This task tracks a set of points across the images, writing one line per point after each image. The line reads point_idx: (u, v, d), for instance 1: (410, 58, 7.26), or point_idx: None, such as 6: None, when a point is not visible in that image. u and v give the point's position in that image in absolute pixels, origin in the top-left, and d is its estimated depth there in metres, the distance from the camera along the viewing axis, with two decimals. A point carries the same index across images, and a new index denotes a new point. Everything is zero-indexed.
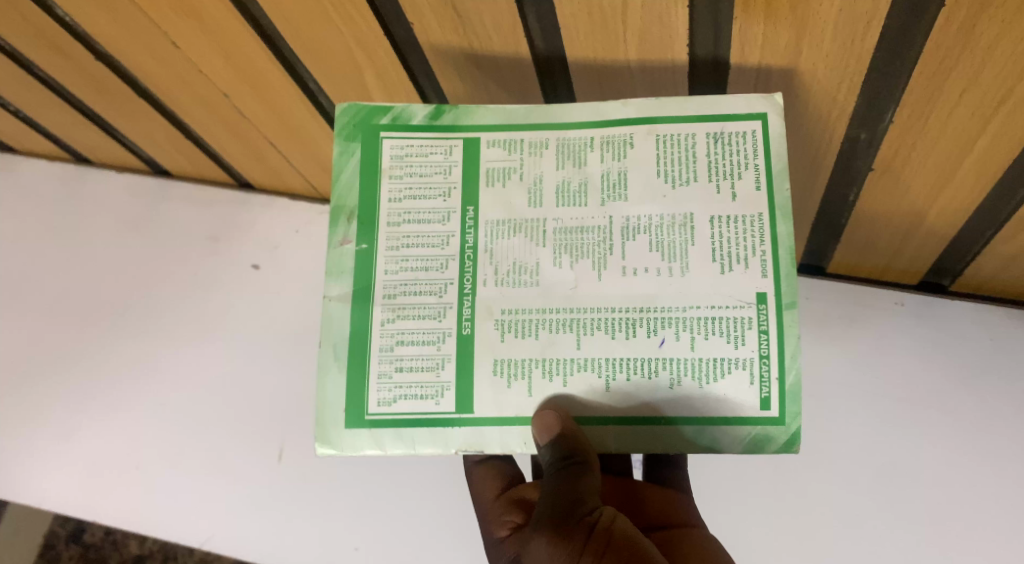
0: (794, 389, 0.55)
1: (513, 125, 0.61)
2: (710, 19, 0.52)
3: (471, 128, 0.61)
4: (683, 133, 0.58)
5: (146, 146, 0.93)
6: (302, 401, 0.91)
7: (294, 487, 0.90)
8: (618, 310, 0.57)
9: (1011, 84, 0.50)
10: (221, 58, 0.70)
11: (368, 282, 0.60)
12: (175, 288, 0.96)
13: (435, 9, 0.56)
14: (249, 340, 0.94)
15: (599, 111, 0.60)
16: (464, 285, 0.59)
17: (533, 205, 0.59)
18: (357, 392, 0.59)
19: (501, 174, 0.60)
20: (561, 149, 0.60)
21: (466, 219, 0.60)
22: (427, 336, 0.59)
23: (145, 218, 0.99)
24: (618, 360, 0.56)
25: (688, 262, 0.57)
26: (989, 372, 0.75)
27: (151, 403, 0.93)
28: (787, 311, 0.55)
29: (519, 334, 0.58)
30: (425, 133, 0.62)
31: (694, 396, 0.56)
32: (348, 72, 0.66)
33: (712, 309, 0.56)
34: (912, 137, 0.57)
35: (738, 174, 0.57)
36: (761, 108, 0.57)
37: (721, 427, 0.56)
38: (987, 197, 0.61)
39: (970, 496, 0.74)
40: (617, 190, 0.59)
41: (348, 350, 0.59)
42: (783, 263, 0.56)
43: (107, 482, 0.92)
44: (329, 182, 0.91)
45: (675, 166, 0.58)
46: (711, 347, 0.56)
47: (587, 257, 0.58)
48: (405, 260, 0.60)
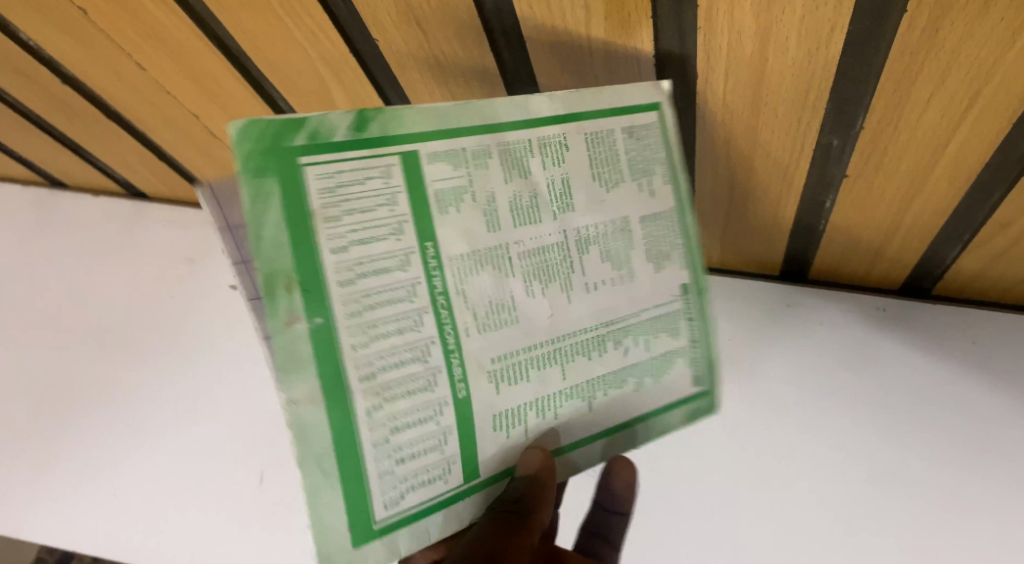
0: (714, 359, 0.63)
1: (448, 131, 0.53)
2: (675, 27, 0.52)
3: (405, 140, 0.52)
4: (604, 130, 0.57)
5: (122, 170, 0.93)
6: (279, 423, 0.89)
7: (275, 509, 0.87)
8: (588, 331, 0.57)
9: (976, 87, 0.49)
10: (187, 78, 0.69)
11: (336, 367, 0.50)
12: (153, 310, 0.95)
13: (399, 25, 0.56)
14: (227, 362, 0.92)
15: (527, 109, 0.55)
16: (448, 342, 0.53)
17: (493, 231, 0.54)
18: (359, 503, 0.52)
19: (452, 196, 0.53)
20: (505, 159, 0.55)
21: (429, 259, 0.53)
22: (422, 414, 0.53)
23: (122, 240, 0.99)
24: (596, 379, 0.58)
25: (632, 268, 0.59)
26: (975, 375, 0.74)
27: (128, 427, 0.92)
28: (702, 296, 0.62)
29: (513, 381, 0.55)
30: (354, 154, 0.51)
31: (648, 390, 0.60)
32: (315, 88, 0.66)
33: (655, 308, 0.60)
34: (881, 140, 0.56)
35: (652, 170, 0.59)
36: (656, 98, 0.57)
37: (670, 411, 0.62)
38: (961, 200, 0.60)
39: (970, 507, 0.71)
40: (564, 200, 0.57)
41: (336, 460, 0.51)
42: (696, 253, 0.61)
43: (85, 508, 0.90)
44: None
45: (605, 167, 0.58)
46: (659, 343, 0.60)
47: (555, 280, 0.56)
48: (374, 326, 0.51)
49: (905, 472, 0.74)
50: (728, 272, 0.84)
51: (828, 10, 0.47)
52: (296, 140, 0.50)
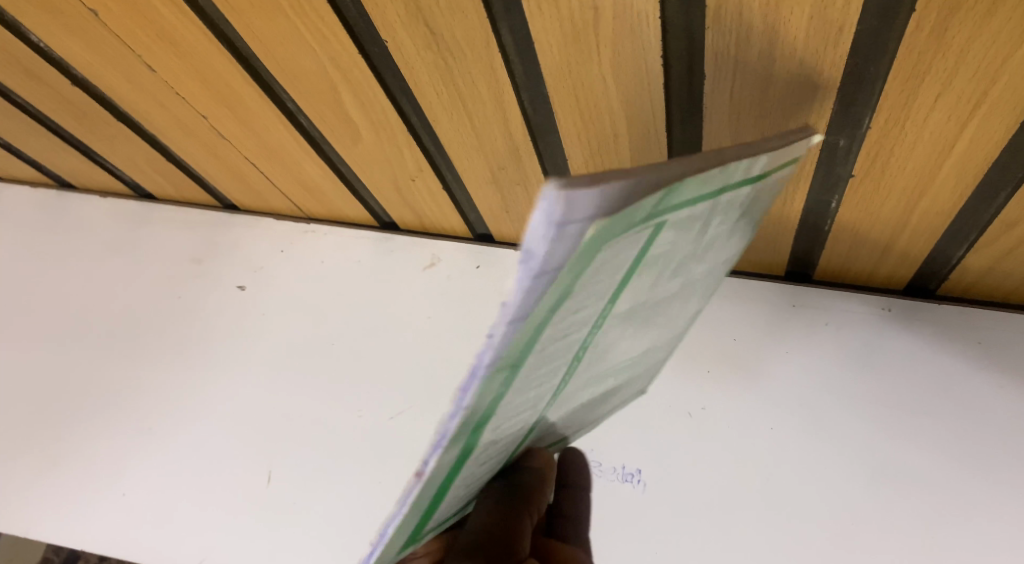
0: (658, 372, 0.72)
1: (705, 194, 0.39)
2: (684, 31, 0.53)
3: (678, 211, 0.37)
4: (776, 170, 0.50)
5: (131, 172, 0.94)
6: (284, 423, 0.89)
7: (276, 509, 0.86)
8: (634, 353, 0.55)
9: (983, 87, 0.50)
10: (197, 81, 0.69)
11: (481, 433, 0.42)
12: (161, 310, 0.96)
13: (409, 29, 0.56)
14: (233, 362, 0.92)
15: (748, 163, 0.42)
16: (560, 389, 0.47)
17: (651, 289, 0.45)
18: (423, 519, 0.49)
19: (656, 262, 0.41)
20: (707, 216, 0.43)
21: (601, 324, 0.43)
22: (504, 444, 0.49)
23: (131, 241, 0.99)
24: (603, 393, 0.58)
25: (692, 297, 0.56)
26: (981, 375, 0.74)
27: (136, 426, 0.92)
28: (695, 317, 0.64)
29: (565, 405, 0.52)
30: (636, 228, 0.35)
31: (620, 391, 0.64)
32: (325, 91, 0.66)
33: (682, 317, 0.58)
34: (889, 141, 0.56)
35: (759, 199, 0.53)
36: (801, 148, 0.52)
37: (632, 391, 0.66)
38: (969, 200, 0.60)
39: (980, 505, 0.71)
40: (704, 248, 0.48)
41: (415, 509, 0.45)
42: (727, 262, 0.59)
43: (92, 507, 0.91)
44: (308, 197, 0.89)
45: (744, 207, 0.49)
46: (652, 355, 0.61)
47: (649, 321, 0.51)
48: (529, 390, 0.43)
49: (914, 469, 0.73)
50: (733, 273, 0.84)
51: (836, 11, 0.47)
52: (645, 208, 0.34)
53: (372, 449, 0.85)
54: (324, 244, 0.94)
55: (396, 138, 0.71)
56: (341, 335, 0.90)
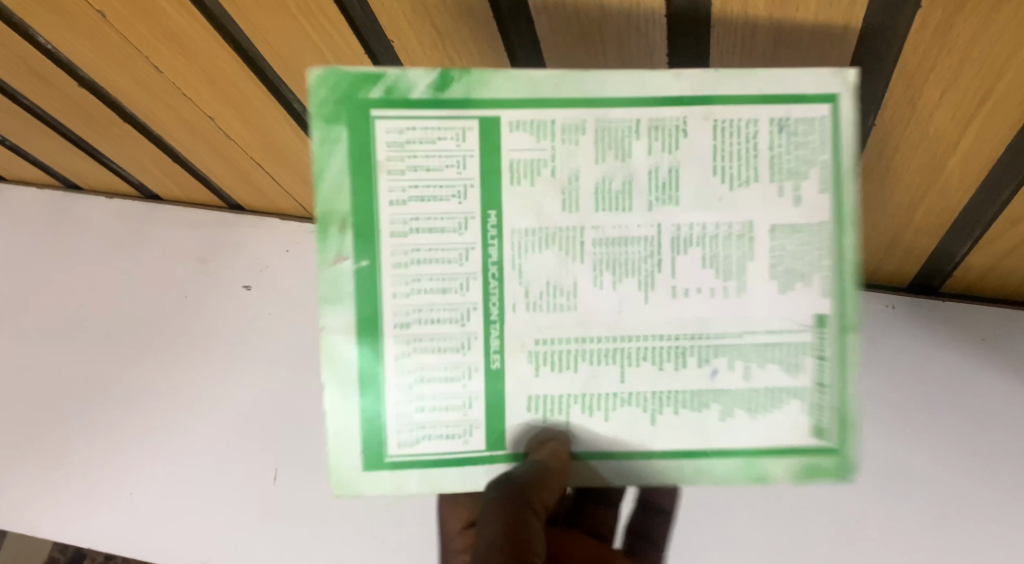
0: (850, 417, 0.54)
1: (540, 99, 0.52)
2: (689, 33, 0.53)
3: (488, 104, 0.52)
4: (744, 119, 0.52)
5: (135, 172, 0.93)
6: (292, 423, 0.90)
7: (290, 506, 0.88)
8: (667, 338, 0.53)
9: (989, 84, 0.50)
10: (203, 81, 0.70)
11: (374, 311, 0.54)
12: (167, 310, 0.96)
13: (414, 27, 0.56)
14: (239, 362, 0.93)
15: (638, 82, 0.52)
16: (490, 312, 0.54)
17: (568, 211, 0.53)
18: (373, 437, 0.55)
19: (528, 169, 0.53)
20: (600, 137, 0.52)
21: (488, 228, 0.53)
22: (450, 373, 0.54)
23: (135, 241, 0.99)
24: (663, 394, 0.54)
25: (744, 281, 0.53)
26: (979, 370, 0.76)
27: (143, 426, 0.93)
28: (847, 335, 0.53)
29: (557, 368, 0.54)
30: (431, 111, 0.52)
31: (746, 425, 0.54)
32: None
33: (769, 333, 0.53)
34: (893, 137, 0.57)
35: (804, 172, 0.52)
36: (834, 87, 0.51)
37: (768, 458, 0.54)
38: (973, 198, 0.61)
39: (959, 497, 0.76)
40: (667, 192, 0.53)
41: (357, 390, 0.55)
42: (844, 281, 0.53)
43: (102, 507, 0.92)
44: (312, 196, 0.89)
45: (732, 161, 0.52)
46: (767, 374, 0.54)
47: (633, 276, 0.53)
48: (417, 280, 0.53)
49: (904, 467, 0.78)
50: None
51: (843, 7, 0.47)
52: (373, 92, 0.52)
53: None
54: None
55: None
56: None
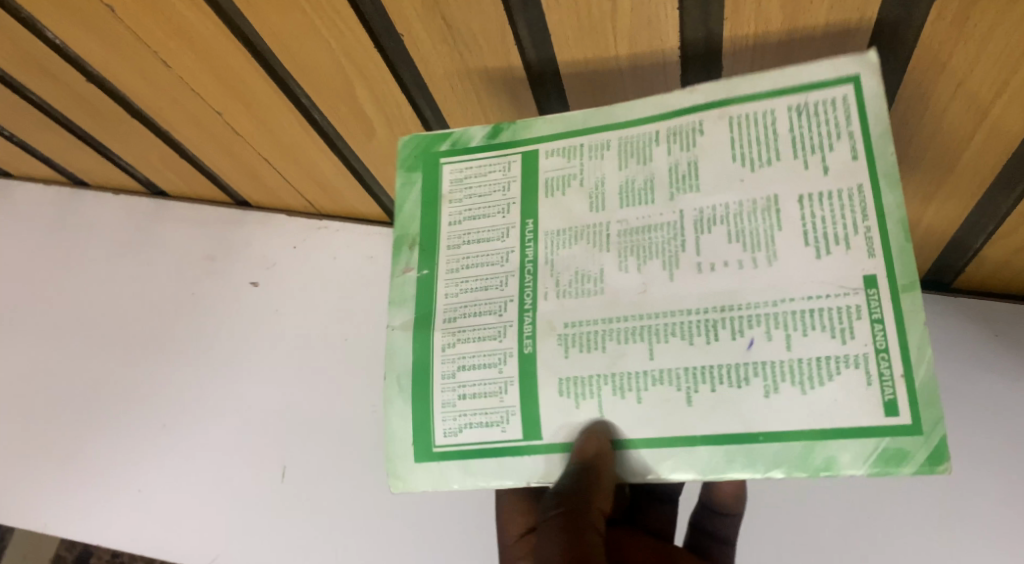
0: (927, 388, 0.46)
1: (572, 132, 0.57)
2: (701, 23, 0.52)
3: (531, 142, 0.58)
4: (761, 111, 0.52)
5: (143, 169, 0.94)
6: (299, 420, 0.89)
7: (295, 504, 0.87)
8: (696, 311, 0.50)
9: (1003, 78, 0.49)
10: (212, 77, 0.70)
11: (429, 308, 0.58)
12: (175, 307, 0.96)
13: (424, 21, 0.56)
14: (247, 359, 0.93)
15: (662, 104, 0.55)
16: (524, 302, 0.55)
17: (595, 210, 0.55)
18: (424, 424, 0.56)
19: (559, 183, 0.57)
20: (622, 150, 0.55)
21: (526, 233, 0.57)
22: (486, 358, 0.55)
23: (144, 238, 0.99)
24: (698, 370, 0.50)
25: (775, 250, 0.50)
26: (996, 367, 0.74)
27: (151, 422, 0.93)
28: (906, 296, 0.47)
29: (585, 348, 0.52)
30: (484, 153, 0.59)
31: (795, 403, 0.48)
32: (339, 85, 0.66)
33: (809, 300, 0.48)
34: (908, 132, 0.57)
35: (829, 146, 0.50)
36: (852, 70, 0.50)
37: (835, 441, 0.47)
38: (986, 193, 0.60)
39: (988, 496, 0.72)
40: (687, 180, 0.53)
41: (412, 378, 0.57)
42: (893, 238, 0.48)
43: (110, 503, 0.92)
44: (321, 193, 0.89)
45: (753, 147, 0.52)
46: (813, 344, 0.48)
47: (656, 257, 0.52)
48: (464, 281, 0.57)
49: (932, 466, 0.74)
50: None
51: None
52: (442, 146, 0.61)
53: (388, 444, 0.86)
54: (336, 239, 0.94)
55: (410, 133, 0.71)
56: (354, 330, 0.90)
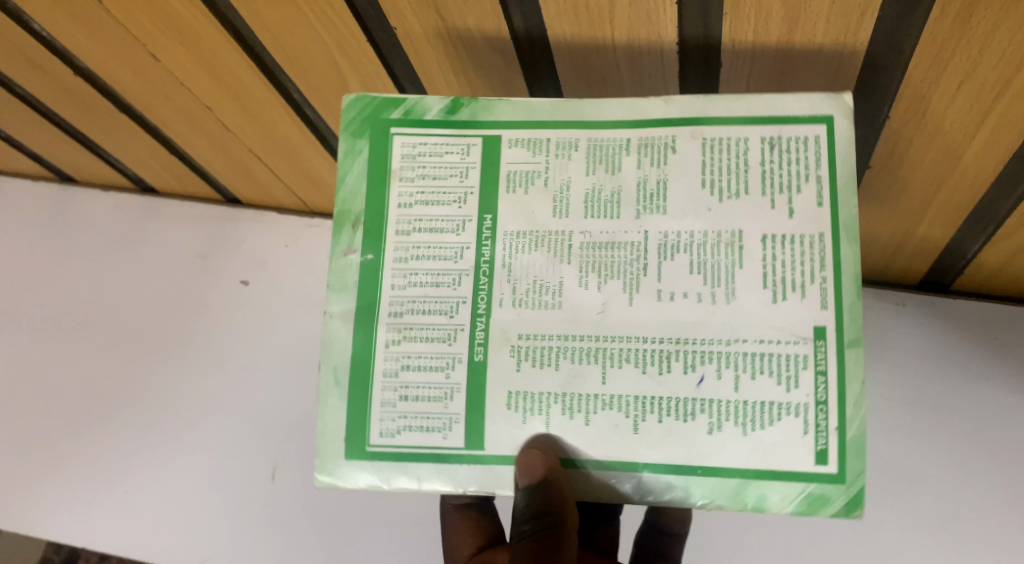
0: (857, 440, 0.50)
1: (538, 122, 0.56)
2: (700, 17, 0.50)
3: (492, 126, 0.56)
4: (734, 137, 0.53)
5: (132, 165, 0.92)
6: (291, 421, 0.88)
7: (288, 506, 0.86)
8: (652, 340, 0.52)
9: (1007, 75, 0.48)
10: (201, 69, 0.68)
11: (372, 298, 0.56)
12: (166, 306, 0.94)
13: (418, 13, 0.55)
14: (239, 359, 0.91)
15: (637, 109, 0.54)
16: (478, 306, 0.54)
17: (559, 216, 0.54)
18: (359, 421, 0.55)
19: (523, 178, 0.55)
20: (592, 151, 0.55)
21: (483, 229, 0.55)
22: (435, 361, 0.54)
23: (134, 236, 0.98)
24: (650, 400, 0.52)
25: (734, 288, 0.51)
26: (993, 371, 0.74)
27: (141, 424, 0.91)
28: (850, 350, 0.50)
29: (537, 363, 0.53)
30: (442, 131, 0.57)
31: (737, 442, 0.51)
32: (332, 80, 0.65)
33: (761, 343, 0.51)
34: (907, 132, 0.56)
35: (797, 187, 0.52)
36: (827, 110, 0.52)
37: (768, 482, 0.50)
38: (987, 193, 0.60)
39: (987, 506, 0.72)
40: (654, 201, 0.53)
41: (349, 372, 0.56)
42: (846, 293, 0.50)
43: (101, 505, 0.91)
44: (313, 191, 0.88)
45: (722, 175, 0.53)
46: (760, 388, 0.51)
47: (618, 278, 0.53)
48: (414, 274, 0.55)
49: (935, 475, 0.74)
50: None
51: None
52: (393, 114, 0.57)
53: None
54: (328, 237, 0.92)
55: None
56: None
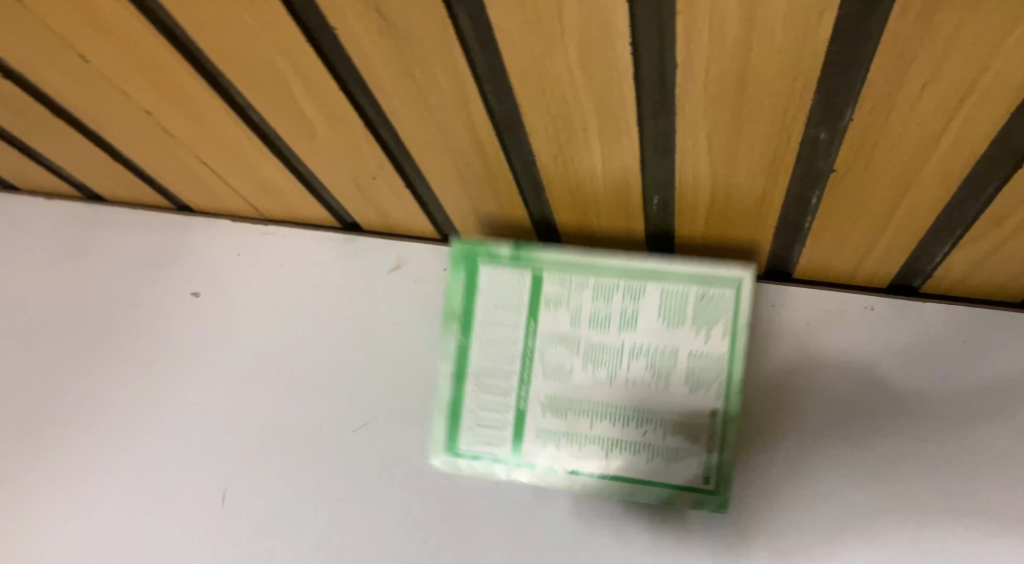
0: (727, 470, 0.73)
1: (569, 264, 0.75)
2: (654, 17, 0.48)
3: (541, 265, 0.76)
4: (678, 290, 0.73)
5: (74, 171, 0.88)
6: (245, 440, 0.84)
7: (237, 530, 0.81)
8: (619, 404, 0.75)
9: (974, 75, 0.46)
10: (137, 72, 0.64)
11: (463, 366, 0.77)
12: (113, 320, 0.91)
13: (358, 12, 0.52)
14: (188, 375, 0.87)
15: (627, 261, 0.74)
16: (524, 375, 0.77)
17: (575, 325, 0.76)
18: (452, 439, 0.78)
19: (554, 302, 0.76)
20: (597, 290, 0.75)
21: (530, 330, 0.77)
22: (498, 407, 0.77)
23: (81, 248, 0.94)
24: (615, 440, 0.74)
25: (669, 380, 0.74)
26: (964, 374, 0.74)
27: (87, 445, 0.87)
28: (727, 421, 0.73)
29: (557, 413, 0.76)
30: (510, 265, 0.76)
31: (659, 469, 0.73)
32: (274, 83, 0.62)
33: (676, 411, 0.74)
34: (874, 135, 0.54)
35: (711, 325, 0.73)
36: (739, 275, 0.71)
37: (675, 490, 0.73)
38: (956, 194, 0.58)
39: (968, 513, 0.70)
40: (629, 322, 0.75)
41: (446, 411, 0.78)
42: (731, 386, 0.73)
43: (36, 533, 0.85)
44: (265, 197, 0.84)
45: (671, 313, 0.74)
46: (670, 439, 0.74)
47: (603, 366, 0.75)
48: (487, 352, 0.77)
49: (909, 484, 0.72)
50: None
51: None
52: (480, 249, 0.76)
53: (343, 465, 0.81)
54: (282, 245, 0.90)
55: (354, 133, 0.67)
56: (304, 344, 0.86)
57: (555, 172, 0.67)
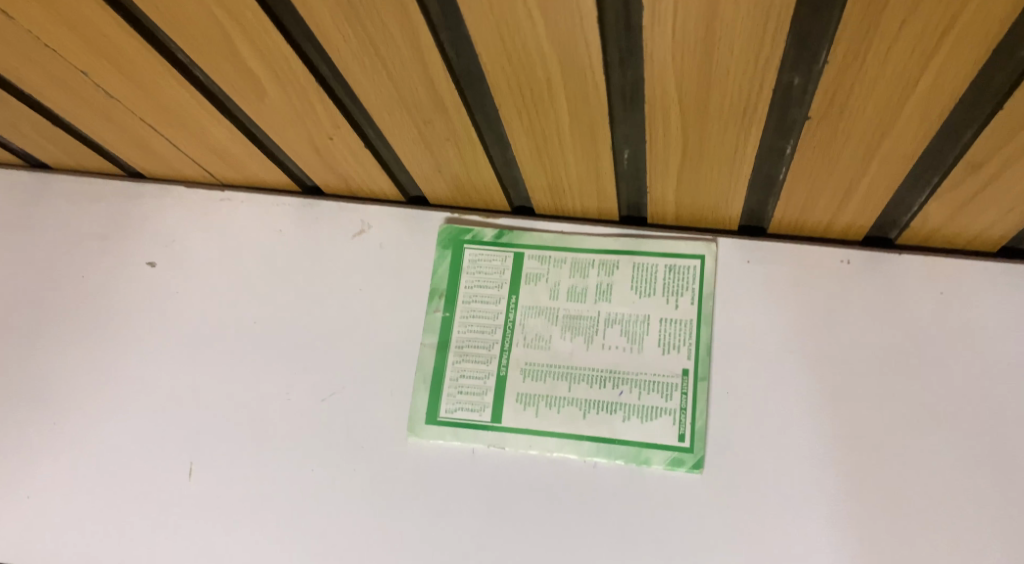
0: (702, 429, 0.72)
1: (545, 245, 0.81)
2: None
3: (521, 245, 0.81)
4: (649, 264, 0.78)
5: (16, 139, 0.83)
6: (204, 414, 0.81)
7: (195, 508, 0.78)
8: (596, 369, 0.76)
9: (952, 12, 0.44)
10: (67, 30, 0.60)
11: (447, 337, 0.79)
12: (62, 292, 0.87)
13: None
14: (144, 347, 0.84)
15: (602, 244, 0.80)
16: (505, 345, 0.78)
17: (553, 297, 0.79)
18: (433, 407, 0.77)
19: (534, 277, 0.80)
20: (574, 265, 0.80)
21: (511, 303, 0.79)
22: (478, 374, 0.78)
23: (28, 218, 0.90)
24: (592, 401, 0.75)
25: (643, 344, 0.76)
26: (940, 327, 0.72)
27: (37, 423, 0.83)
28: (701, 382, 0.74)
29: (535, 378, 0.76)
30: (491, 247, 0.82)
31: (635, 429, 0.73)
32: (216, 40, 0.58)
33: (654, 374, 0.74)
34: (850, 79, 0.51)
35: (681, 293, 0.77)
36: (701, 251, 0.78)
37: (649, 448, 0.72)
38: (933, 140, 0.56)
39: (948, 467, 0.68)
40: (604, 293, 0.78)
41: (429, 379, 0.78)
42: (702, 349, 0.75)
43: None
44: (219, 162, 0.81)
45: (643, 284, 0.78)
46: (647, 400, 0.74)
47: (581, 334, 0.77)
48: (469, 323, 0.79)
49: (891, 438, 0.70)
50: (686, 228, 0.79)
51: None
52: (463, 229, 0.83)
53: (308, 437, 0.78)
54: (239, 211, 0.88)
55: (307, 92, 0.63)
56: (265, 313, 0.84)
57: (521, 130, 0.64)
